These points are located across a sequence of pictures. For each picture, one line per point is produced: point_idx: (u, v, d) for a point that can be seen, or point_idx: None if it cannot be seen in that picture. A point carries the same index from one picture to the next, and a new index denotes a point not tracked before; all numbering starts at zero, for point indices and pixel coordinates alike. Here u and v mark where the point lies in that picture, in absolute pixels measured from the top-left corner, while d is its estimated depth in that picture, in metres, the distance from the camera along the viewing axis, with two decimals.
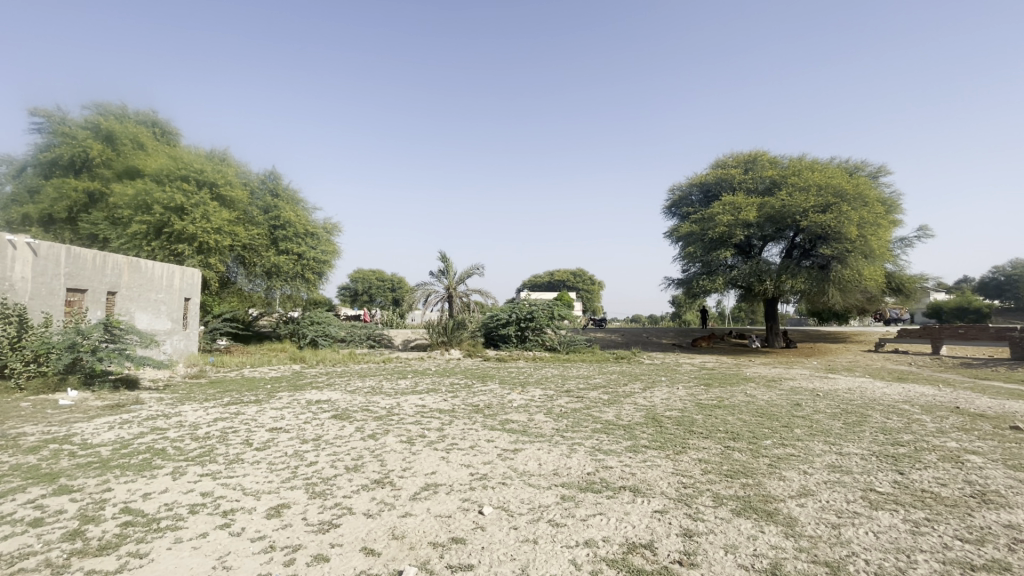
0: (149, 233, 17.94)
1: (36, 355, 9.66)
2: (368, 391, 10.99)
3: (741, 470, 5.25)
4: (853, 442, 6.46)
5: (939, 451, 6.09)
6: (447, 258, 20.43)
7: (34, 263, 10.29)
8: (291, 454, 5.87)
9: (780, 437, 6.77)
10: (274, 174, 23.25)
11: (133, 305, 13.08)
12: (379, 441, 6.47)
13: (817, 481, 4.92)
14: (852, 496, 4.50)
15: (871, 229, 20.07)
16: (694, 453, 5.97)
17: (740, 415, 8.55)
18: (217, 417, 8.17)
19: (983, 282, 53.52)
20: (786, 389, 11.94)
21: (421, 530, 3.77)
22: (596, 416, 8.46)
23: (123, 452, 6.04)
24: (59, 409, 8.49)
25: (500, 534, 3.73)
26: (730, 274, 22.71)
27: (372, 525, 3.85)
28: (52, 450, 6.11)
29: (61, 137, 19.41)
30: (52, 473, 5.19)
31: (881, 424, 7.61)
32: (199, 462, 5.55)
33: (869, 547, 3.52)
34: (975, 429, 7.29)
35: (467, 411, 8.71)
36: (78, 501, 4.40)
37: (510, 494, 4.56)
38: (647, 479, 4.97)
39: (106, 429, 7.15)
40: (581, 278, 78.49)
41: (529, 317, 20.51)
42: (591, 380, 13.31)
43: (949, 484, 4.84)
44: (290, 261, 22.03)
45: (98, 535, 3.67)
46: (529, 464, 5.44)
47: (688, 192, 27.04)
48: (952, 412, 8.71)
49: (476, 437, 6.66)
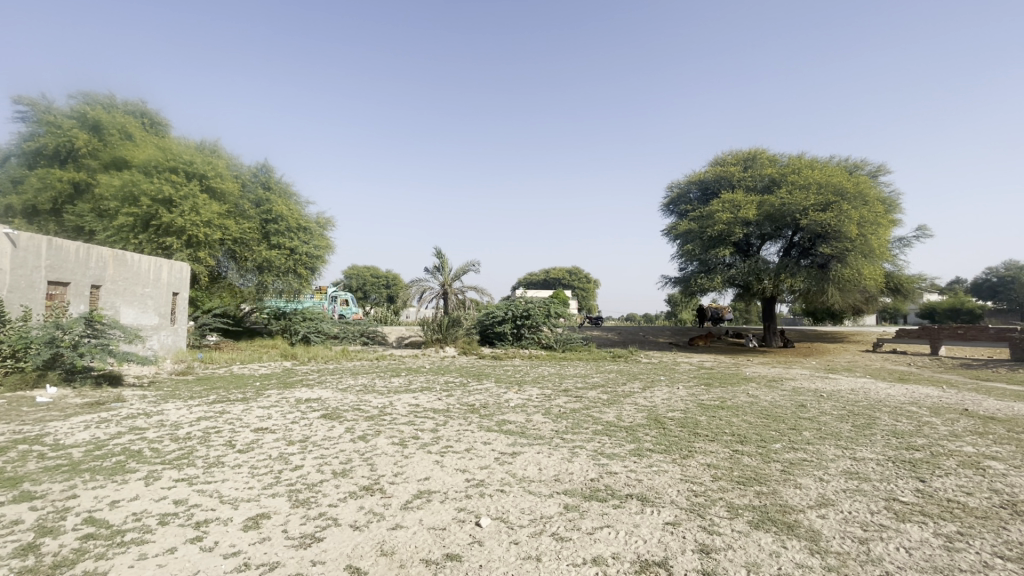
0: (136, 225, 17.39)
1: (14, 350, 9.21)
2: (359, 389, 10.60)
3: (754, 477, 4.94)
4: (867, 447, 6.17)
5: (957, 456, 5.80)
6: (441, 254, 19.97)
7: (13, 255, 9.80)
8: (276, 457, 5.52)
9: (791, 440, 6.46)
10: (267, 167, 22.84)
11: (118, 299, 12.64)
12: (370, 442, 6.14)
13: (835, 490, 4.62)
14: (875, 506, 4.20)
15: (872, 228, 19.88)
16: (702, 458, 5.65)
17: (744, 416, 8.31)
18: (199, 416, 7.76)
19: (977, 283, 53.75)
20: (789, 389, 11.66)
21: (412, 545, 3.44)
22: (597, 417, 8.09)
23: (95, 454, 5.64)
24: (35, 407, 8.06)
25: (500, 549, 3.41)
26: (728, 273, 22.45)
27: (360, 539, 3.52)
28: (23, 451, 5.75)
29: (45, 125, 18.86)
30: (15, 477, 4.80)
31: (892, 427, 7.31)
32: (174, 466, 5.17)
33: (904, 566, 3.23)
34: (990, 433, 7.04)
35: (462, 411, 8.34)
36: (38, 510, 4.01)
37: (509, 503, 4.23)
38: (655, 486, 4.66)
39: (81, 429, 6.75)
40: (579, 276, 78.08)
41: (525, 314, 20.23)
42: (590, 380, 12.99)
43: (975, 494, 4.56)
44: (282, 256, 21.73)
45: (54, 550, 3.32)
46: (529, 469, 5.12)
47: (687, 189, 26.74)
48: (964, 416, 8.45)
49: (472, 440, 6.31)
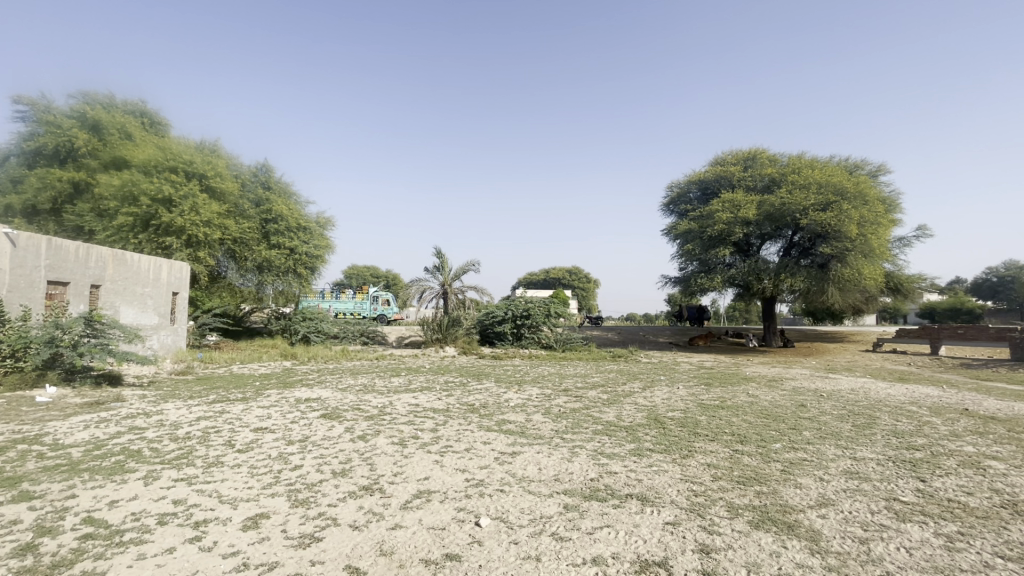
0: (136, 225, 17.38)
1: (14, 350, 9.19)
2: (359, 389, 10.58)
3: (754, 477, 4.93)
4: (866, 447, 6.16)
5: (958, 456, 5.80)
6: (441, 254, 19.97)
7: (13, 255, 9.79)
8: (276, 457, 5.51)
9: (791, 440, 6.45)
10: (267, 167, 22.82)
11: (118, 299, 12.63)
12: (369, 442, 6.13)
13: (836, 489, 4.61)
14: (876, 506, 4.19)
15: (872, 228, 19.88)
16: (702, 458, 5.64)
17: (744, 416, 8.29)
18: (198, 416, 7.75)
19: (977, 283, 53.74)
20: (789, 388, 11.63)
21: (412, 545, 3.43)
22: (597, 417, 8.08)
23: (95, 454, 5.64)
24: (35, 407, 8.05)
25: (500, 550, 3.40)
26: (728, 273, 22.44)
27: (359, 540, 3.51)
28: (22, 451, 5.73)
29: (45, 124, 18.85)
30: (14, 477, 4.79)
31: (892, 427, 7.30)
32: (173, 466, 5.16)
33: (905, 566, 3.21)
34: (990, 433, 7.03)
35: (462, 411, 8.34)
36: (37, 509, 4.00)
37: (509, 503, 4.22)
38: (655, 486, 4.65)
39: (80, 429, 6.74)
40: (579, 276, 78.04)
41: (525, 314, 20.22)
42: (590, 379, 12.98)
43: (976, 493, 4.55)
44: (282, 256, 21.69)
45: (52, 550, 3.31)
46: (528, 469, 5.10)
47: (688, 189, 26.73)
48: (964, 415, 8.46)
49: (472, 439, 6.31)
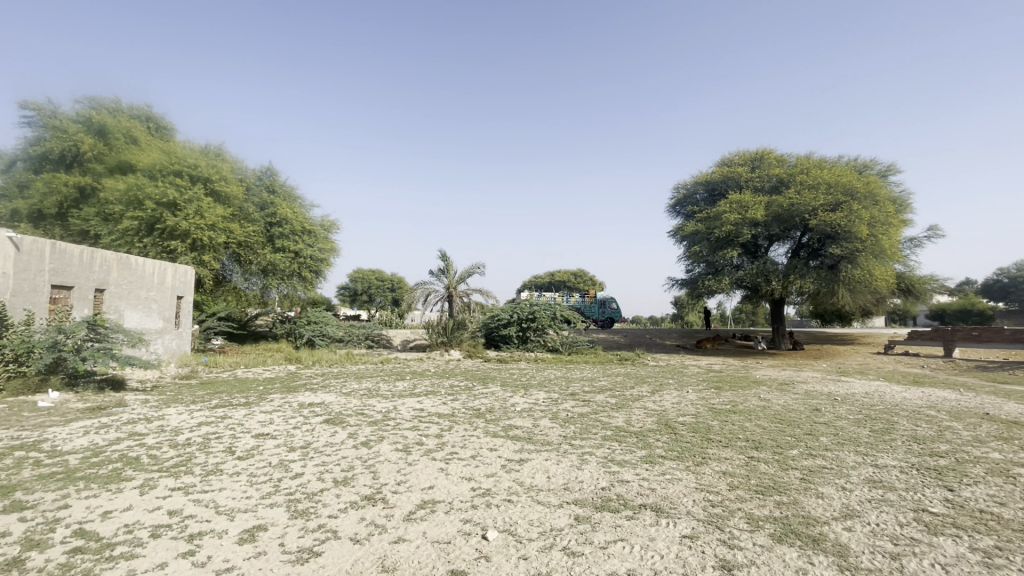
0: (140, 229, 17.38)
1: (17, 354, 9.10)
2: (363, 393, 10.41)
3: (773, 486, 4.71)
4: (888, 453, 5.92)
5: (984, 463, 5.55)
6: (447, 257, 19.83)
7: (17, 259, 9.71)
8: (276, 464, 5.35)
9: (808, 447, 6.21)
10: (271, 170, 22.79)
11: (122, 303, 12.54)
12: (373, 449, 5.95)
13: (859, 499, 4.40)
14: (904, 518, 3.97)
15: (883, 228, 19.56)
16: (716, 465, 5.43)
17: (758, 421, 8.06)
18: (200, 421, 7.63)
19: (988, 286, 53.03)
20: (802, 393, 11.34)
21: (415, 561, 3.25)
22: (606, 422, 7.88)
23: (93, 460, 5.52)
24: (36, 413, 7.94)
25: (507, 566, 3.21)
26: (736, 275, 22.17)
27: (359, 554, 3.33)
28: (17, 458, 5.58)
29: (51, 130, 18.91)
30: (9, 486, 4.66)
31: (912, 433, 7.04)
32: (172, 474, 5.01)
33: None
34: (1016, 439, 6.76)
35: (467, 416, 8.15)
36: (28, 520, 3.87)
37: (517, 513, 4.04)
38: (669, 496, 4.44)
39: (80, 435, 6.62)
40: (582, 278, 77.93)
41: (530, 317, 20.01)
42: (597, 382, 12.75)
43: (1008, 504, 4.32)
44: (287, 259, 21.47)
45: (39, 565, 3.16)
46: (537, 478, 4.91)
47: (693, 190, 26.49)
48: (985, 420, 8.18)
49: (477, 445, 6.13)
